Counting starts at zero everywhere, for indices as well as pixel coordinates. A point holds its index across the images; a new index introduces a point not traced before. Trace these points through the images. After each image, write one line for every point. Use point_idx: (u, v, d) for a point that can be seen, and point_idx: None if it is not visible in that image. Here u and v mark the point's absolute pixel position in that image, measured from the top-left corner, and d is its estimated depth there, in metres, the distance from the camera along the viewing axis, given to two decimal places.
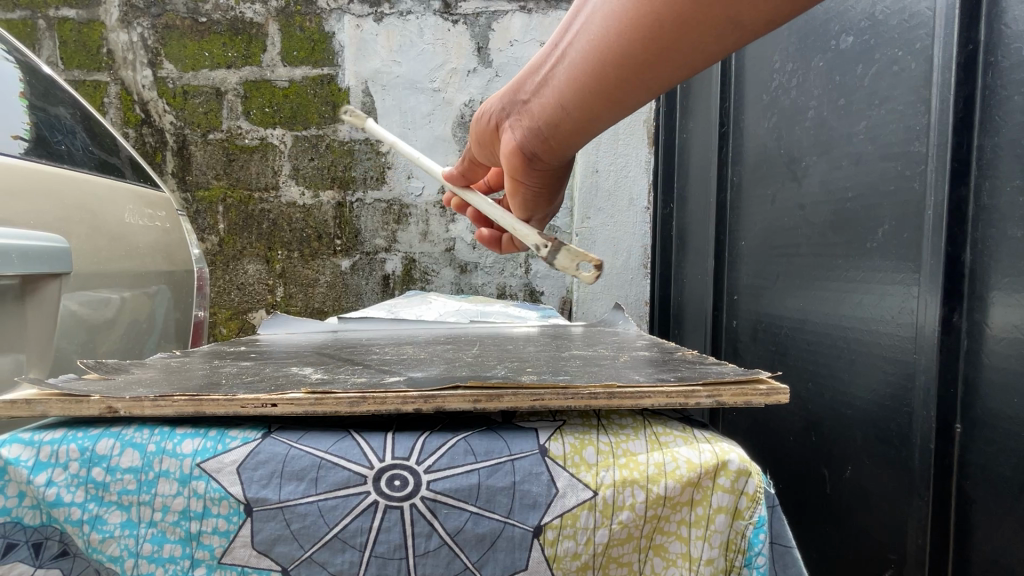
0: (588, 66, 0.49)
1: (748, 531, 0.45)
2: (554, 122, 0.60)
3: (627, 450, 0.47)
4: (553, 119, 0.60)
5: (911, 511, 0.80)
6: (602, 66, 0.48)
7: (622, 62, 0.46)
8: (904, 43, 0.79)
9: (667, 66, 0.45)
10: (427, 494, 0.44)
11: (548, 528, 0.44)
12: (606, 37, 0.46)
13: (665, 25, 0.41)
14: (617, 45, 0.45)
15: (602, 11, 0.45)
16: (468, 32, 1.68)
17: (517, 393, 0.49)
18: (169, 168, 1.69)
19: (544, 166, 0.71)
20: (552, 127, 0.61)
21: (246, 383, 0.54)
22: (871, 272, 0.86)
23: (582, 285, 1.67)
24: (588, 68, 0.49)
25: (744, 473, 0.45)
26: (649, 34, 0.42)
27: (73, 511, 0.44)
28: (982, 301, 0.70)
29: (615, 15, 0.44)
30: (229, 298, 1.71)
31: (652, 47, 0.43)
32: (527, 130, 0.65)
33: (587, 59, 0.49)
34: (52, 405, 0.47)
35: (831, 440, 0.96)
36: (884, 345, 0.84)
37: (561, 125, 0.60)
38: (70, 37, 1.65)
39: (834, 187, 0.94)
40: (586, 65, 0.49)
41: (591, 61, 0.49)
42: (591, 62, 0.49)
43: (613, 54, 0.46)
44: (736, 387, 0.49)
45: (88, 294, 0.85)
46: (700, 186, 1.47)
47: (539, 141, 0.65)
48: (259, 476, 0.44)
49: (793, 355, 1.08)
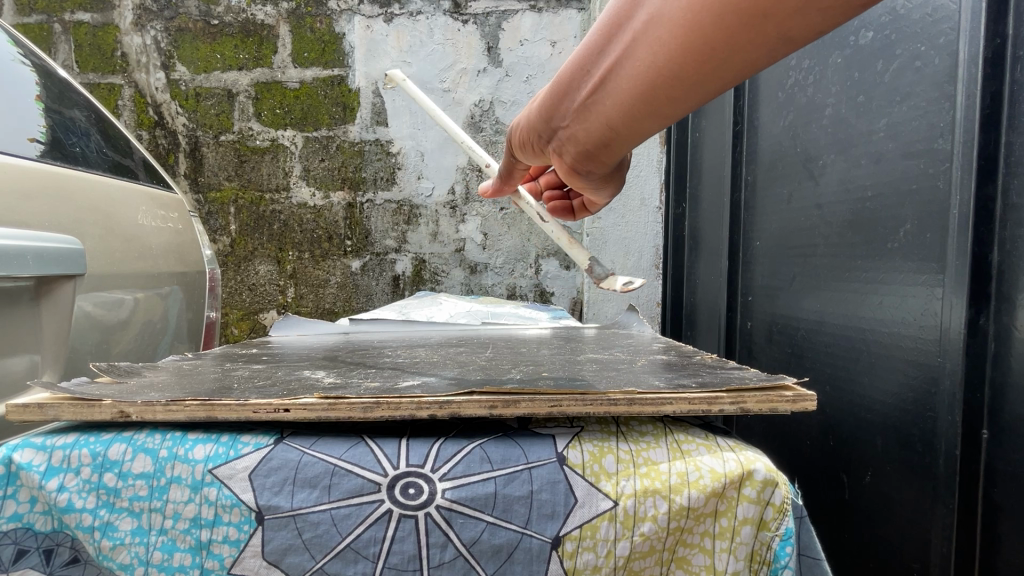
0: (633, 91, 0.48)
1: (774, 543, 0.44)
2: (599, 144, 0.59)
3: (647, 458, 0.45)
4: (598, 140, 0.58)
5: (935, 519, 0.77)
6: (651, 89, 0.47)
7: (675, 83, 0.45)
8: (927, 38, 0.77)
9: (721, 82, 0.45)
10: (442, 503, 0.42)
11: (566, 540, 0.43)
12: (654, 60, 0.45)
13: (718, 45, 0.41)
14: (667, 68, 0.44)
15: (648, 33, 0.44)
16: (478, 32, 1.67)
17: (534, 399, 0.47)
18: (181, 169, 1.70)
19: (594, 178, 0.69)
20: (595, 150, 0.60)
21: (258, 386, 0.54)
22: (893, 273, 0.84)
23: (593, 286, 1.65)
24: (636, 93, 0.48)
25: (770, 483, 0.43)
26: (701, 55, 0.42)
27: (84, 517, 0.43)
28: (1010, 304, 0.67)
29: (664, 35, 0.43)
30: (241, 298, 1.72)
31: (703, 68, 0.43)
32: (571, 150, 0.63)
33: (634, 84, 0.48)
34: (64, 410, 0.46)
35: (850, 444, 0.94)
36: (906, 348, 0.81)
37: (607, 144, 0.58)
38: (86, 40, 1.67)
39: (853, 186, 0.92)
40: (632, 86, 0.48)
41: (639, 85, 0.47)
42: (639, 84, 0.47)
43: (664, 75, 0.45)
44: (761, 394, 0.48)
45: (102, 295, 0.85)
46: (713, 185, 1.44)
47: (584, 160, 0.63)
48: (271, 483, 0.43)
49: (810, 357, 1.05)
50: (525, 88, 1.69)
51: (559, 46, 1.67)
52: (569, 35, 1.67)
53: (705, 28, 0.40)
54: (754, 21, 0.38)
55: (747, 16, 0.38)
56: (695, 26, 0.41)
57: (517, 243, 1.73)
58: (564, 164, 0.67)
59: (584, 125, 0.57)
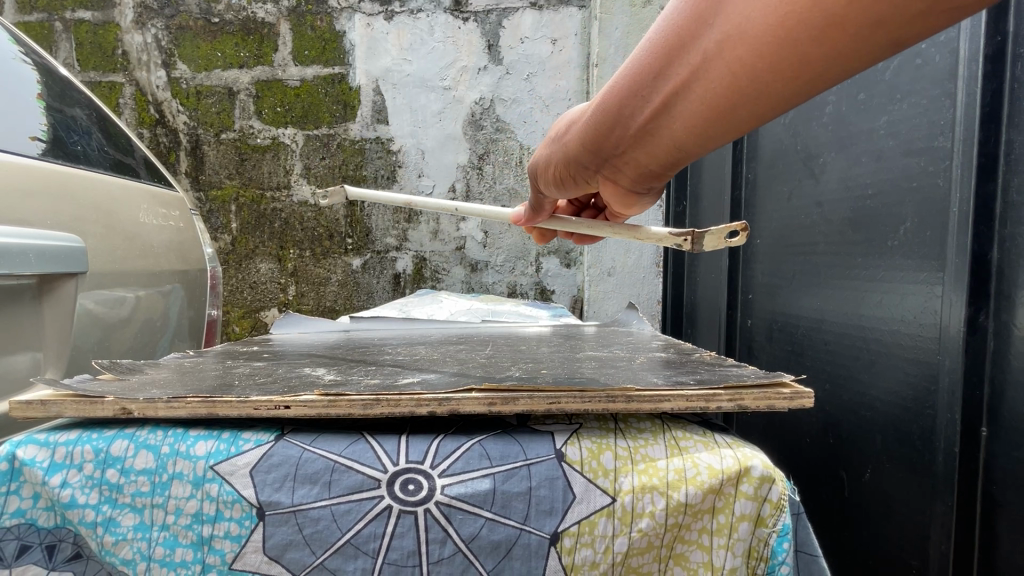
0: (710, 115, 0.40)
1: (771, 539, 0.44)
2: (662, 167, 0.50)
3: (646, 455, 0.46)
4: (662, 165, 0.50)
5: (934, 516, 0.77)
6: (730, 111, 0.39)
7: (758, 106, 0.38)
8: (928, 35, 0.77)
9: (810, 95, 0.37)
10: (441, 499, 0.43)
11: (565, 536, 0.43)
12: (737, 80, 0.37)
13: (816, 58, 0.33)
14: (753, 89, 0.37)
15: (726, 53, 0.36)
16: (478, 29, 1.67)
17: (532, 396, 0.48)
18: (182, 168, 1.70)
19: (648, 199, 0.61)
20: (658, 172, 0.51)
21: (259, 384, 0.54)
22: (892, 270, 0.84)
23: (594, 285, 1.65)
24: (712, 117, 0.40)
25: (767, 479, 0.44)
26: (792, 71, 0.34)
27: (87, 513, 0.44)
28: (1009, 302, 0.67)
29: (745, 53, 0.35)
30: (242, 296, 1.72)
31: (796, 86, 0.35)
32: (626, 176, 0.54)
33: (711, 106, 0.40)
34: (67, 406, 0.46)
35: (850, 442, 0.94)
36: (907, 347, 0.81)
37: (672, 167, 0.50)
38: (87, 38, 1.67)
39: (854, 183, 0.92)
40: (708, 110, 0.40)
41: (715, 107, 0.39)
42: (716, 107, 0.39)
43: (749, 95, 0.37)
44: (758, 391, 0.48)
45: (104, 294, 0.85)
46: (714, 183, 1.44)
47: (641, 184, 0.55)
48: (272, 480, 0.44)
49: (810, 356, 1.05)
50: (526, 86, 1.68)
51: (560, 44, 1.67)
52: (570, 33, 1.66)
53: (801, 41, 0.33)
54: (863, 31, 0.31)
55: (854, 24, 0.31)
56: (791, 43, 0.33)
57: (518, 241, 1.73)
58: (616, 191, 0.58)
59: (643, 152, 0.49)
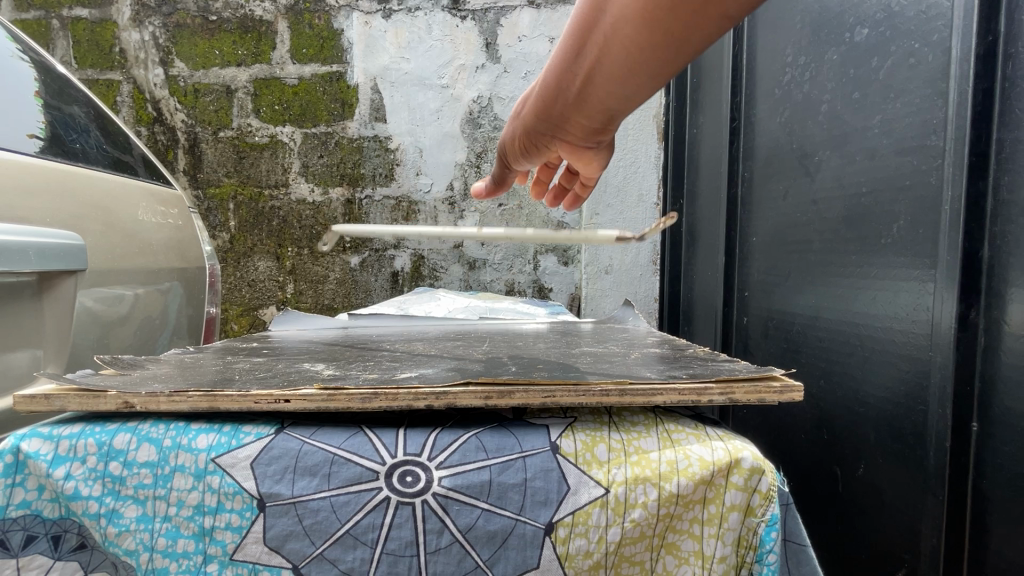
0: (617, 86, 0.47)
1: (760, 528, 0.45)
2: (600, 126, 0.57)
3: (639, 448, 0.47)
4: (601, 123, 0.56)
5: (925, 510, 0.79)
6: (638, 74, 0.45)
7: (659, 67, 0.43)
8: (920, 35, 0.78)
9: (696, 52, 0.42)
10: (439, 490, 0.44)
11: (559, 526, 0.44)
12: (633, 55, 0.43)
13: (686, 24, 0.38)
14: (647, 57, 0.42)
15: (618, 34, 0.42)
16: (476, 28, 1.67)
17: (528, 390, 0.48)
18: (180, 166, 1.71)
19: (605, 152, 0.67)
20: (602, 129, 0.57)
21: (259, 378, 0.55)
22: (885, 267, 0.85)
23: (591, 282, 1.66)
24: (625, 81, 0.46)
25: (757, 471, 0.45)
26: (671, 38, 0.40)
27: (91, 505, 0.45)
28: (999, 298, 0.68)
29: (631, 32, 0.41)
30: (240, 294, 1.73)
31: (678, 48, 0.41)
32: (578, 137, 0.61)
33: (621, 74, 0.45)
34: (70, 400, 0.47)
35: (843, 438, 0.95)
36: (899, 342, 0.83)
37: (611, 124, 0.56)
38: (84, 36, 1.67)
39: (847, 181, 0.93)
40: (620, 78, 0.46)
41: (625, 74, 0.45)
42: (625, 75, 0.45)
43: (648, 62, 0.43)
44: (749, 385, 0.49)
45: (103, 291, 0.86)
46: (710, 181, 1.45)
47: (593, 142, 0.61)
48: (272, 472, 0.44)
49: (804, 352, 1.06)
50: (524, 84, 1.69)
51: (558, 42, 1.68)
52: None
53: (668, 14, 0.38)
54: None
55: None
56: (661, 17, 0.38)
57: (516, 239, 1.73)
58: (571, 152, 0.65)
59: (583, 112, 0.54)
